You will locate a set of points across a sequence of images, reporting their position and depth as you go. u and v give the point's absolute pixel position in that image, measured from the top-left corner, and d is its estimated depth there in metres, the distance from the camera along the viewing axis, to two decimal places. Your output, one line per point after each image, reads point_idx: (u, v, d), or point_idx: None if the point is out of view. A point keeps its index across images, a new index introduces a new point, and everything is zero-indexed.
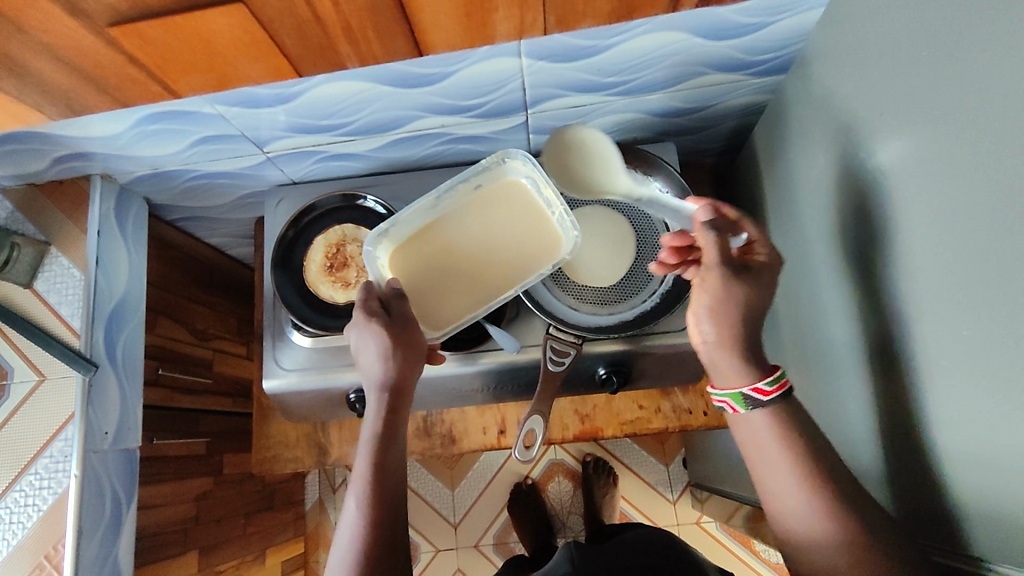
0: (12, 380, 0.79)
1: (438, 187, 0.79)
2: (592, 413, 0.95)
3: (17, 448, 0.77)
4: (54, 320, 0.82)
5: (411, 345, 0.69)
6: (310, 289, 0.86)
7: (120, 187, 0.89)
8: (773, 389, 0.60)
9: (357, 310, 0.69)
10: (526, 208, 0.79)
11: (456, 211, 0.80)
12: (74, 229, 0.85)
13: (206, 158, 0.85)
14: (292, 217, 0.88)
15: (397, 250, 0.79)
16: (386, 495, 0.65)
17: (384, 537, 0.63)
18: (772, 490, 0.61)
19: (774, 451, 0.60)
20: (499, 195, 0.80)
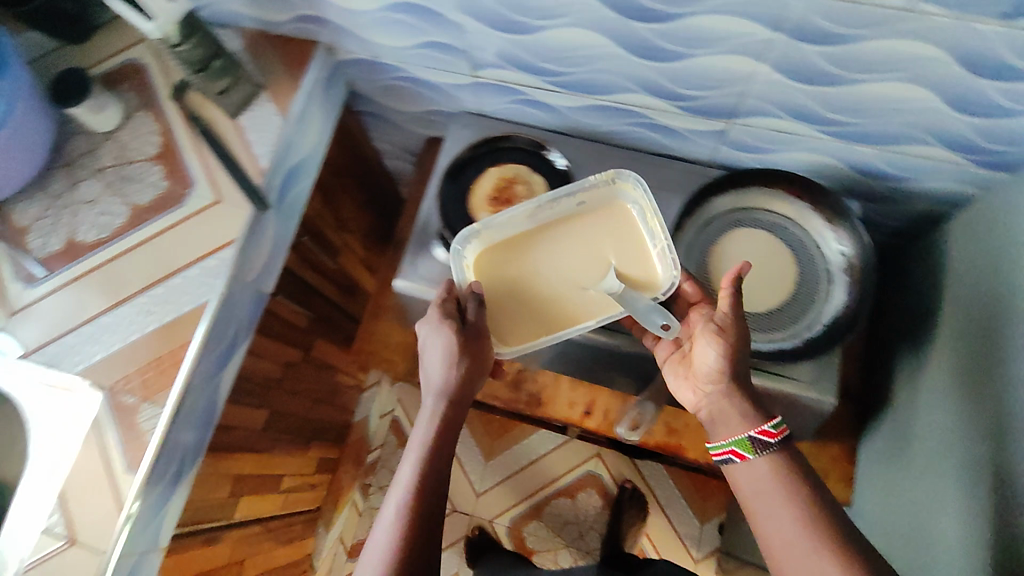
0: (194, 192, 0.87)
1: (544, 195, 0.77)
2: (681, 431, 0.94)
3: (178, 251, 0.84)
4: (244, 154, 0.88)
5: (476, 355, 0.74)
6: (471, 214, 0.88)
7: (336, 62, 0.96)
8: (779, 432, 0.64)
9: (433, 308, 0.75)
10: (628, 235, 0.78)
11: (552, 225, 0.79)
12: (286, 81, 0.91)
13: (421, 62, 0.90)
14: (482, 139, 0.91)
15: (489, 250, 0.80)
16: (427, 498, 0.67)
17: (422, 530, 0.65)
18: (770, 517, 0.61)
19: (774, 494, 0.61)
20: (605, 218, 0.79)
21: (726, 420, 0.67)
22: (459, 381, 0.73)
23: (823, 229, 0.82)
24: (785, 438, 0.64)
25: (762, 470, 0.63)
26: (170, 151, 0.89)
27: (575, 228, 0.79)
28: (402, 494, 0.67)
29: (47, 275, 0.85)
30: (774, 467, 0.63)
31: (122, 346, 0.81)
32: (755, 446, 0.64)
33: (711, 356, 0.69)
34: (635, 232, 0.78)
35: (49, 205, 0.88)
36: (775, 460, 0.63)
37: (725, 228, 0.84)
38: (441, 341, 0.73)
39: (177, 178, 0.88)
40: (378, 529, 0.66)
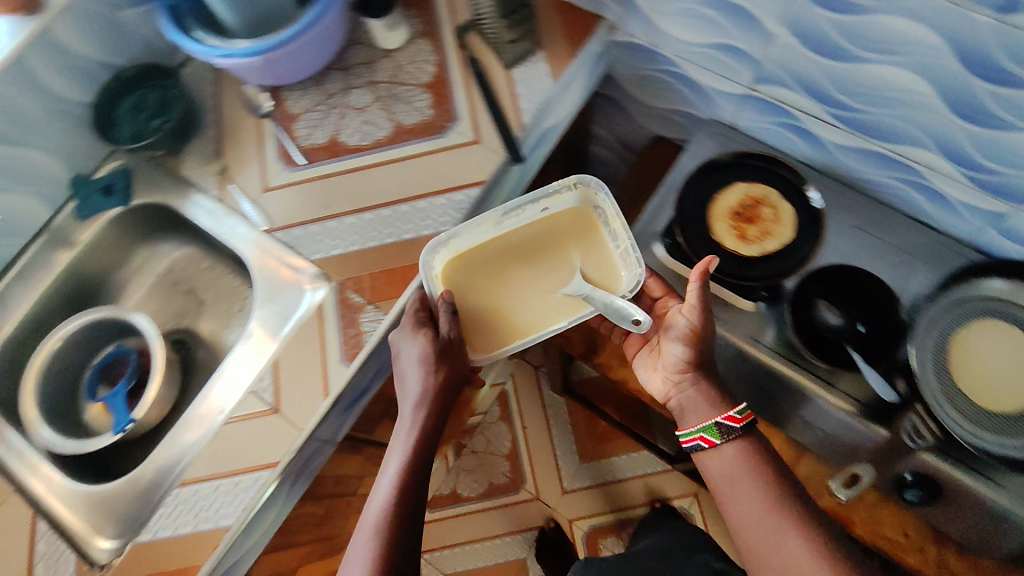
0: (454, 127, 0.90)
1: (508, 205, 0.83)
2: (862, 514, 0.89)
3: (428, 177, 0.88)
4: (510, 103, 0.90)
5: (450, 365, 0.77)
6: (708, 221, 0.86)
7: (610, 44, 0.96)
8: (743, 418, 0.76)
9: (405, 318, 0.78)
10: (589, 238, 0.87)
11: (527, 239, 0.86)
12: (564, 48, 0.92)
13: (700, 64, 0.90)
14: (737, 153, 0.89)
15: (456, 263, 0.85)
16: (409, 491, 0.72)
17: (405, 514, 0.70)
18: (743, 504, 0.73)
19: (746, 478, 0.73)
20: (564, 219, 0.87)
21: (698, 410, 0.78)
22: (432, 389, 0.75)
23: None
24: (748, 423, 0.76)
25: (730, 457, 0.75)
26: (441, 83, 0.93)
27: (546, 248, 0.86)
28: (390, 486, 0.72)
29: (306, 165, 0.91)
30: (738, 452, 0.75)
31: (358, 249, 0.86)
32: (720, 431, 0.76)
33: (680, 347, 0.77)
34: (603, 245, 0.86)
35: (321, 100, 0.94)
36: (742, 446, 0.75)
37: (978, 313, 0.76)
38: (414, 347, 0.76)
39: (443, 110, 0.92)
40: (369, 512, 0.71)
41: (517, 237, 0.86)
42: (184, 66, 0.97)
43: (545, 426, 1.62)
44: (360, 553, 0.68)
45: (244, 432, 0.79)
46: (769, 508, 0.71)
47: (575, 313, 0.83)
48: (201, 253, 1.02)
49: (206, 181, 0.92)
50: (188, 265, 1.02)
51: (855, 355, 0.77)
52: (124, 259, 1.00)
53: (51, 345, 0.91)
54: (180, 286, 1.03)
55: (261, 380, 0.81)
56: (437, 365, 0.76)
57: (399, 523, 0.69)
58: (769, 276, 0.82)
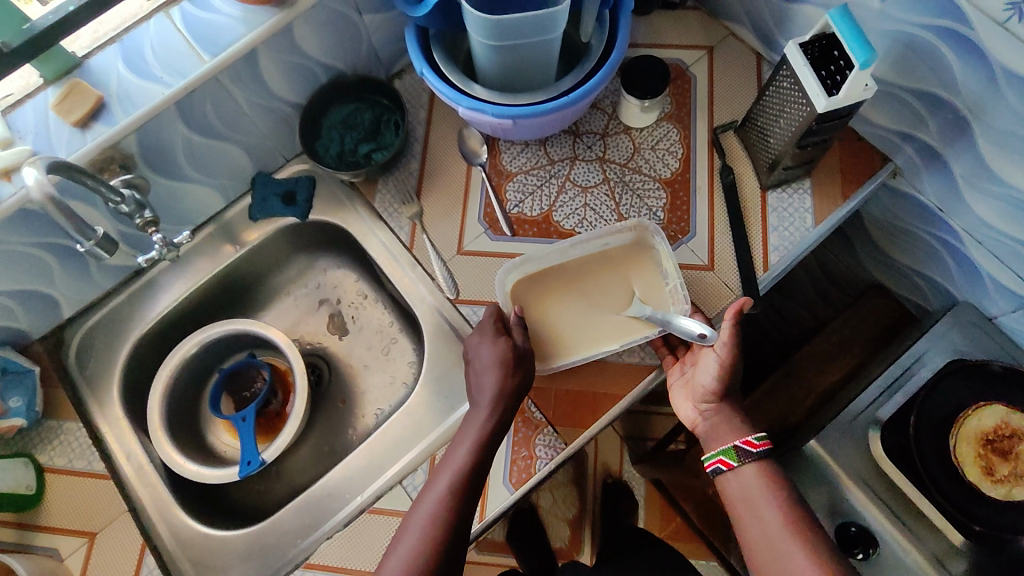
0: (687, 243, 0.78)
1: (577, 237, 0.75)
2: None
3: None
4: (758, 235, 0.78)
5: (522, 375, 0.69)
6: (950, 435, 0.76)
7: (883, 185, 0.83)
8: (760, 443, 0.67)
9: (485, 328, 0.72)
10: (649, 283, 0.76)
11: (591, 270, 0.76)
12: (835, 184, 0.79)
13: (994, 249, 0.76)
14: (1009, 367, 0.77)
15: (526, 281, 0.76)
16: (466, 493, 0.65)
17: (460, 516, 0.64)
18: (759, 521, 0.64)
19: (756, 496, 0.65)
20: (629, 259, 0.77)
21: (725, 430, 0.69)
22: (503, 394, 0.68)
23: None
24: (766, 450, 0.67)
25: (745, 481, 0.67)
26: (682, 183, 0.81)
27: (601, 270, 0.76)
28: (444, 482, 0.65)
29: (510, 237, 0.80)
30: (758, 477, 0.66)
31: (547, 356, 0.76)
32: (739, 454, 0.67)
33: (710, 375, 0.68)
34: (654, 280, 0.75)
35: (543, 165, 0.83)
36: (763, 467, 0.67)
37: None
38: (489, 353, 0.70)
39: (678, 218, 0.80)
40: (419, 514, 0.64)
41: (580, 265, 0.77)
42: (399, 79, 0.87)
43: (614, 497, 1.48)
44: (409, 543, 0.62)
45: (383, 529, 0.70)
46: (781, 538, 0.62)
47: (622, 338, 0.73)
48: (359, 278, 0.93)
49: (395, 219, 0.83)
50: (341, 287, 0.94)
51: None
52: (280, 265, 0.92)
53: (189, 350, 0.84)
54: (328, 306, 0.94)
55: (414, 475, 0.73)
56: (511, 371, 0.69)
57: (452, 525, 0.63)
58: (1002, 530, 0.73)
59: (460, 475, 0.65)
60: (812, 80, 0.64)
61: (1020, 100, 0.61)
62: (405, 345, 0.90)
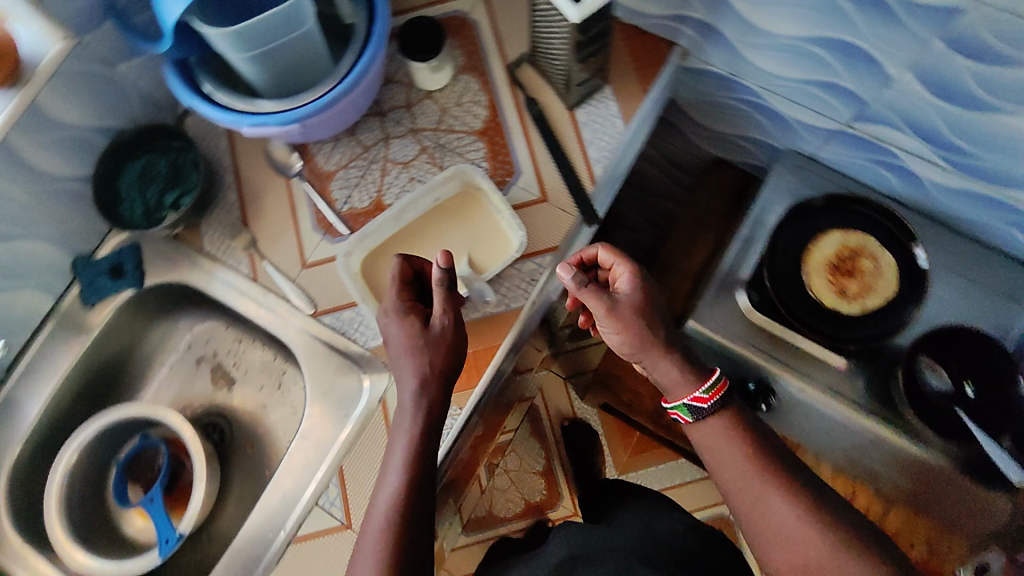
0: (516, 183, 0.80)
1: (402, 201, 0.74)
2: None
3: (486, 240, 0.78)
4: (578, 153, 0.80)
5: (440, 359, 0.64)
6: (802, 270, 0.80)
7: (680, 68, 0.87)
8: (710, 397, 0.64)
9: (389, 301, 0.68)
10: (483, 223, 0.76)
11: (428, 228, 0.76)
12: (633, 82, 0.82)
13: (789, 96, 0.81)
14: (835, 195, 0.83)
15: (371, 259, 0.75)
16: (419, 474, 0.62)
17: (415, 509, 0.61)
18: (734, 474, 0.63)
19: (737, 447, 0.63)
20: (463, 208, 0.76)
21: (681, 381, 0.66)
22: (427, 368, 0.64)
23: None
24: (719, 400, 0.64)
25: (715, 432, 0.64)
26: (495, 128, 0.82)
27: (439, 225, 0.76)
28: (397, 470, 0.62)
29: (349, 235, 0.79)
30: (722, 428, 0.64)
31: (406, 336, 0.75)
32: (691, 410, 0.65)
33: (612, 339, 0.67)
34: (488, 219, 0.76)
35: (359, 154, 0.82)
36: (727, 420, 0.64)
37: None
38: (398, 335, 0.65)
39: (500, 162, 0.81)
40: (376, 511, 0.61)
41: (418, 227, 0.76)
42: (187, 117, 0.84)
43: None
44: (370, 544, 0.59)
45: (312, 552, 0.70)
46: (761, 487, 0.61)
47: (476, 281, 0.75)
48: (228, 323, 0.91)
49: (232, 255, 0.81)
50: (213, 337, 0.91)
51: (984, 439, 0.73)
52: (140, 339, 0.88)
53: (70, 459, 0.79)
54: (205, 362, 0.91)
55: (327, 492, 0.71)
56: (431, 347, 0.64)
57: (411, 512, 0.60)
58: (875, 339, 0.77)
59: (407, 464, 0.62)
60: None
61: None
62: (293, 373, 0.88)
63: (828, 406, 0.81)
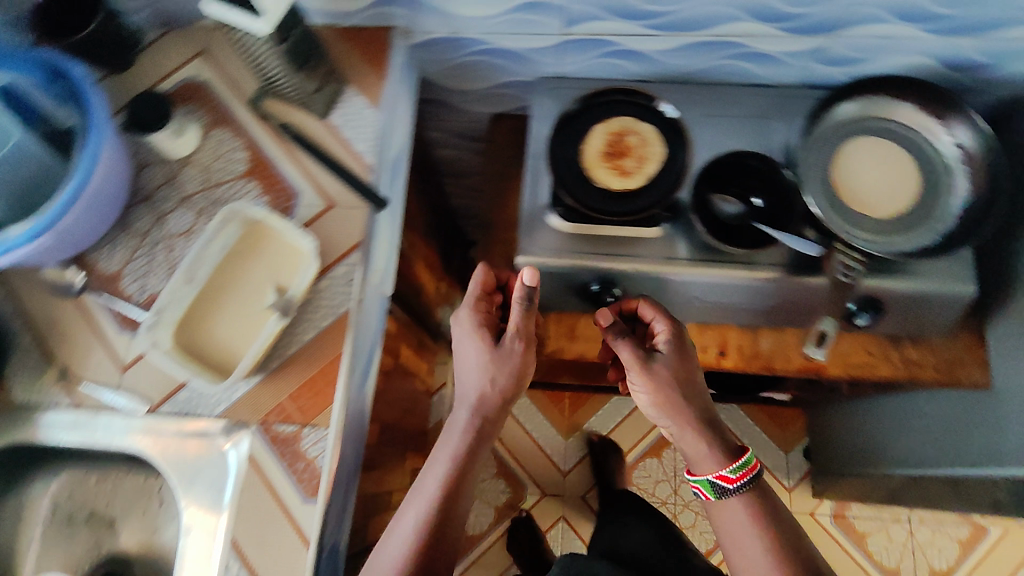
0: (300, 203, 0.81)
1: (186, 262, 0.72)
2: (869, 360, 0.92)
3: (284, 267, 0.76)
4: (345, 153, 0.82)
5: (504, 372, 0.84)
6: (587, 172, 0.86)
7: (410, 46, 0.91)
8: (736, 481, 0.79)
9: (466, 325, 0.88)
10: (277, 251, 0.76)
11: (226, 278, 0.75)
12: (369, 73, 0.86)
13: (508, 30, 0.86)
14: (585, 97, 0.88)
15: (182, 330, 0.73)
16: (440, 506, 0.80)
17: (431, 543, 0.78)
18: (740, 534, 0.78)
19: (740, 516, 0.79)
20: (253, 245, 0.75)
21: (711, 459, 0.80)
22: (490, 388, 0.84)
23: (932, 126, 0.84)
24: (747, 480, 0.79)
25: (731, 507, 0.79)
26: (261, 164, 0.83)
27: (240, 272, 0.75)
28: (429, 494, 0.81)
29: None
30: (740, 505, 0.79)
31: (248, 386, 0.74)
32: (716, 488, 0.80)
33: (642, 398, 0.85)
34: (280, 246, 0.76)
35: (139, 245, 0.80)
36: (748, 498, 0.79)
37: (836, 144, 0.86)
38: (475, 354, 0.85)
39: (278, 192, 0.81)
40: (400, 531, 0.79)
41: (216, 281, 0.74)
42: None
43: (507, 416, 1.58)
44: (401, 540, 0.78)
45: None
46: (751, 553, 0.77)
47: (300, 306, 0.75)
48: (85, 465, 0.86)
49: (49, 396, 0.77)
50: (76, 488, 0.86)
51: (776, 234, 0.81)
52: None
53: None
54: (79, 515, 0.86)
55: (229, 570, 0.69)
56: (499, 383, 0.85)
57: (428, 542, 0.78)
58: (670, 193, 0.85)
59: (444, 484, 0.81)
60: (239, 17, 0.68)
61: None
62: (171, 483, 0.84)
63: (670, 276, 0.86)
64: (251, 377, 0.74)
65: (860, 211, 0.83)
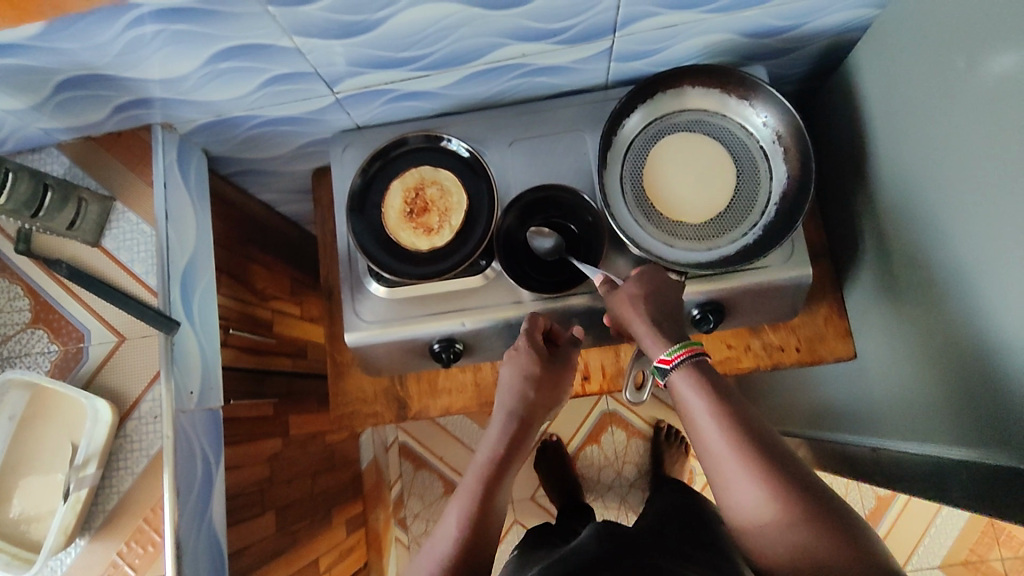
0: (91, 342, 0.76)
1: None
2: (727, 356, 0.91)
3: (73, 425, 0.72)
4: (127, 278, 0.77)
5: (545, 384, 0.75)
6: (391, 236, 0.80)
7: (180, 138, 0.83)
8: (675, 358, 0.64)
9: (524, 337, 0.76)
10: (65, 409, 0.72)
11: (21, 452, 0.71)
12: (137, 182, 0.79)
13: (273, 102, 0.78)
14: (380, 149, 0.81)
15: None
16: (484, 519, 0.66)
17: (467, 560, 0.63)
18: (711, 437, 0.60)
19: (700, 407, 0.61)
20: (39, 409, 0.72)
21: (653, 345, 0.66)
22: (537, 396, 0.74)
23: (742, 109, 0.78)
24: (687, 359, 0.63)
25: (685, 396, 0.63)
26: (43, 307, 0.77)
27: (33, 441, 0.71)
28: (462, 504, 0.67)
29: None
30: (687, 383, 0.63)
31: (82, 546, 0.72)
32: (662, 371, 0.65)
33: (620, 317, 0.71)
34: (67, 402, 0.72)
35: None
36: (689, 376, 0.63)
37: (646, 148, 0.80)
38: (523, 366, 0.75)
39: (66, 336, 0.76)
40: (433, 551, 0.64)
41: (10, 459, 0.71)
42: None
43: (445, 435, 1.57)
44: (443, 540, 0.65)
45: None
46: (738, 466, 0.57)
47: (107, 457, 0.73)
48: None
49: None
50: None
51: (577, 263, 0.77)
52: None
53: None
54: None
55: None
56: (543, 392, 0.75)
57: (471, 554, 0.63)
58: (483, 238, 0.79)
59: (486, 471, 0.69)
60: None
61: (69, 38, 0.61)
62: None
63: (507, 321, 0.81)
64: (78, 538, 0.72)
65: (678, 217, 0.78)
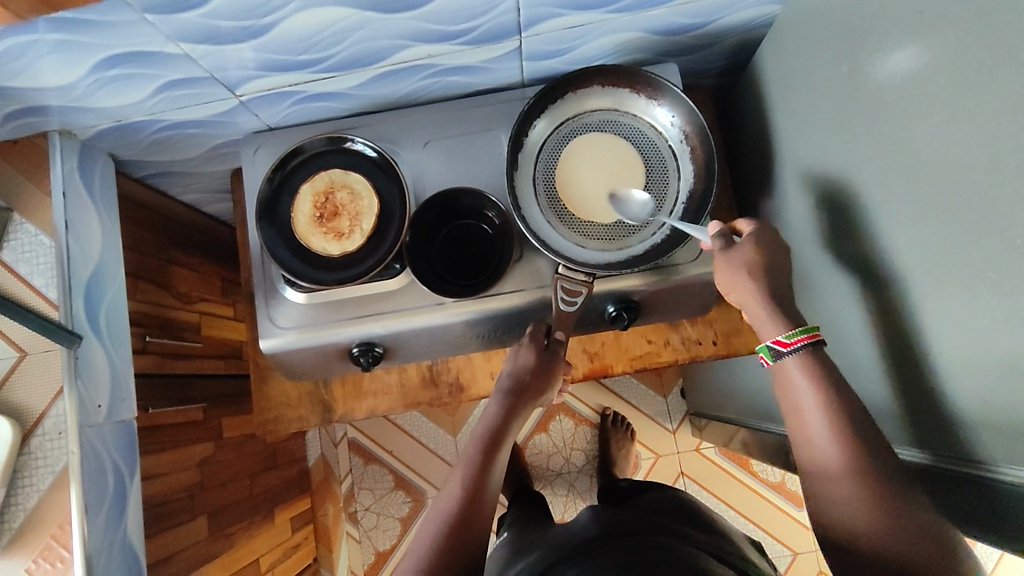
0: None
1: None
2: (602, 351, 0.94)
3: None
4: (26, 290, 0.76)
5: (543, 372, 0.79)
6: (301, 241, 0.79)
7: (82, 144, 0.81)
8: (795, 340, 0.61)
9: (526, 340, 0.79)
10: None
11: None
12: (36, 192, 0.77)
13: (174, 107, 0.76)
14: (278, 161, 0.80)
15: None
16: (474, 495, 0.67)
17: (459, 533, 0.64)
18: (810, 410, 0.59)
19: (810, 394, 0.59)
20: None
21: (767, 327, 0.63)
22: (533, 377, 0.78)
23: (649, 108, 0.79)
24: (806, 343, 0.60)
25: (794, 378, 0.60)
26: None
27: None
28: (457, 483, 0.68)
29: None
30: (806, 369, 0.60)
31: None
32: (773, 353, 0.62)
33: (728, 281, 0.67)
34: None
35: None
36: (807, 365, 0.60)
37: (558, 148, 0.80)
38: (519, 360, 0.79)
39: None
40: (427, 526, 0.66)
41: None
42: None
43: (394, 429, 1.58)
44: (434, 516, 0.66)
45: None
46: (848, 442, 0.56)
47: (10, 475, 0.72)
48: None
49: None
50: None
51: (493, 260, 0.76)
52: None
53: None
54: None
55: None
56: (538, 377, 0.79)
57: (460, 525, 0.64)
58: (396, 241, 0.78)
59: (478, 452, 0.71)
60: None
61: None
62: None
63: (424, 323, 0.81)
64: None
65: (589, 218, 0.79)
